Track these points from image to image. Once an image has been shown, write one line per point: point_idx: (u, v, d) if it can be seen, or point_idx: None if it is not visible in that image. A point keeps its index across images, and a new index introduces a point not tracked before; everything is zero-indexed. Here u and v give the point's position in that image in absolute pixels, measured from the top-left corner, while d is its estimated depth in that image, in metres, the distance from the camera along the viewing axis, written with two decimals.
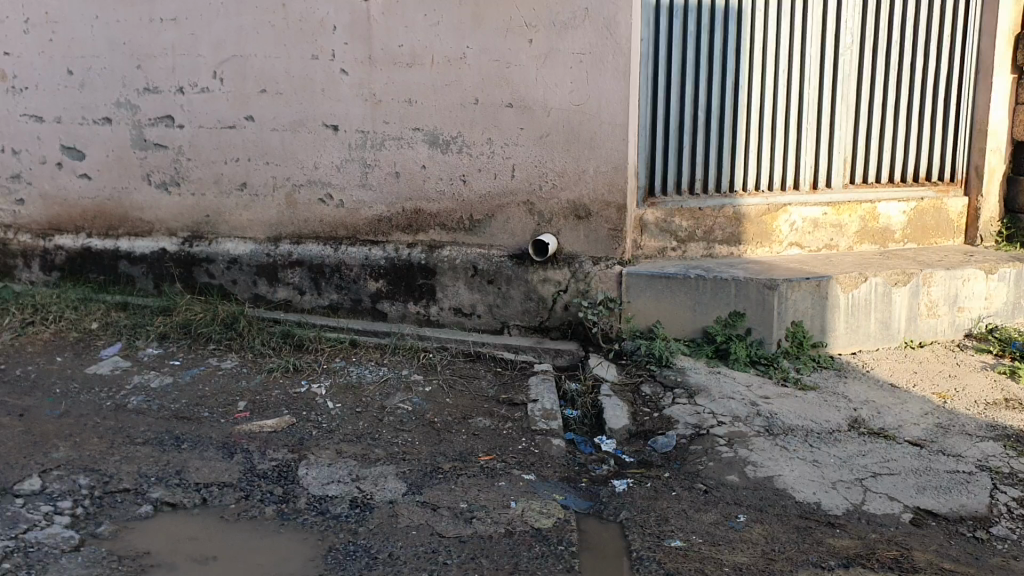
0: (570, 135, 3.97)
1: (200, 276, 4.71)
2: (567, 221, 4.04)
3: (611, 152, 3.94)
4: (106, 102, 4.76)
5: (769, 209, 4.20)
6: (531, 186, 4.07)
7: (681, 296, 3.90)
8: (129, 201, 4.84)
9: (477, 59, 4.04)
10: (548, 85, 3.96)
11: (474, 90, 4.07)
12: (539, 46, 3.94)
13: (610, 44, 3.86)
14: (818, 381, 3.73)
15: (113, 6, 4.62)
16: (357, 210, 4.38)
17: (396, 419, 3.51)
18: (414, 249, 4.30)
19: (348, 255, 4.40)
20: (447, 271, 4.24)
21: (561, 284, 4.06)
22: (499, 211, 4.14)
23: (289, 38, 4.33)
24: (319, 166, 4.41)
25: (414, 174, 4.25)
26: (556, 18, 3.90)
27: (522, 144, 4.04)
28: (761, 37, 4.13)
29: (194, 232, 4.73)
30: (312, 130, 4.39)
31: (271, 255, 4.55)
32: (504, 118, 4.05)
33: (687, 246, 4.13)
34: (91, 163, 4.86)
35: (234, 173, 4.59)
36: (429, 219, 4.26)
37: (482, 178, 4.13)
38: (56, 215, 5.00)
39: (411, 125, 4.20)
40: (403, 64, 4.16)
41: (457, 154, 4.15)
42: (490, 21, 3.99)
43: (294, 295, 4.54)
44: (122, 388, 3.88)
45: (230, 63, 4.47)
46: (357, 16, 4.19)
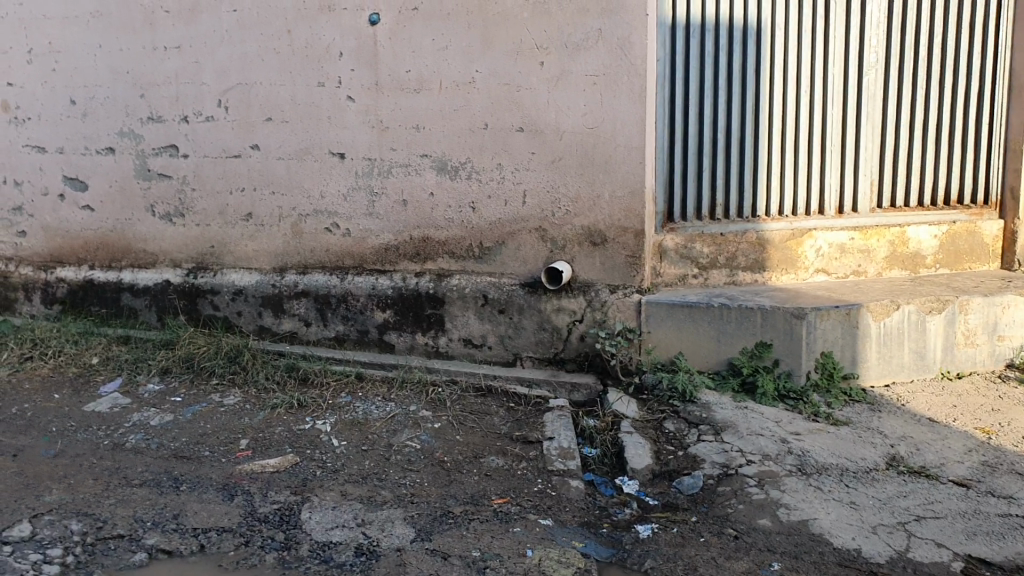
0: (584, 159, 3.81)
1: (204, 307, 4.55)
2: (582, 247, 3.87)
3: (627, 177, 3.76)
4: (108, 132, 4.64)
5: (794, 234, 4.00)
6: (544, 212, 3.90)
7: (704, 326, 3.71)
8: (131, 232, 4.71)
9: (487, 83, 3.89)
10: (561, 108, 3.80)
11: (484, 115, 3.92)
12: (552, 69, 3.79)
13: (625, 65, 3.70)
14: (850, 415, 3.52)
15: (115, 34, 4.51)
16: (364, 239, 4.23)
17: (404, 457, 3.33)
18: (422, 278, 4.14)
19: (355, 284, 4.25)
20: (457, 301, 4.07)
21: (576, 313, 3.88)
22: (511, 238, 3.98)
23: (293, 64, 4.21)
24: (325, 195, 4.27)
25: (423, 202, 4.10)
26: (568, 39, 3.75)
27: (534, 169, 3.88)
28: (783, 55, 3.94)
29: (199, 263, 4.59)
30: (318, 158, 4.25)
31: (276, 286, 4.39)
32: (515, 143, 3.89)
33: (709, 273, 3.93)
34: (93, 194, 4.73)
35: (239, 203, 4.46)
36: (437, 247, 4.11)
37: (493, 206, 3.97)
38: (58, 247, 4.87)
39: (420, 151, 4.05)
40: (411, 89, 4.02)
41: (467, 180, 3.99)
42: (500, 44, 3.84)
43: (299, 326, 4.38)
44: (120, 426, 3.71)
45: (234, 91, 4.35)
46: (363, 41, 4.06)
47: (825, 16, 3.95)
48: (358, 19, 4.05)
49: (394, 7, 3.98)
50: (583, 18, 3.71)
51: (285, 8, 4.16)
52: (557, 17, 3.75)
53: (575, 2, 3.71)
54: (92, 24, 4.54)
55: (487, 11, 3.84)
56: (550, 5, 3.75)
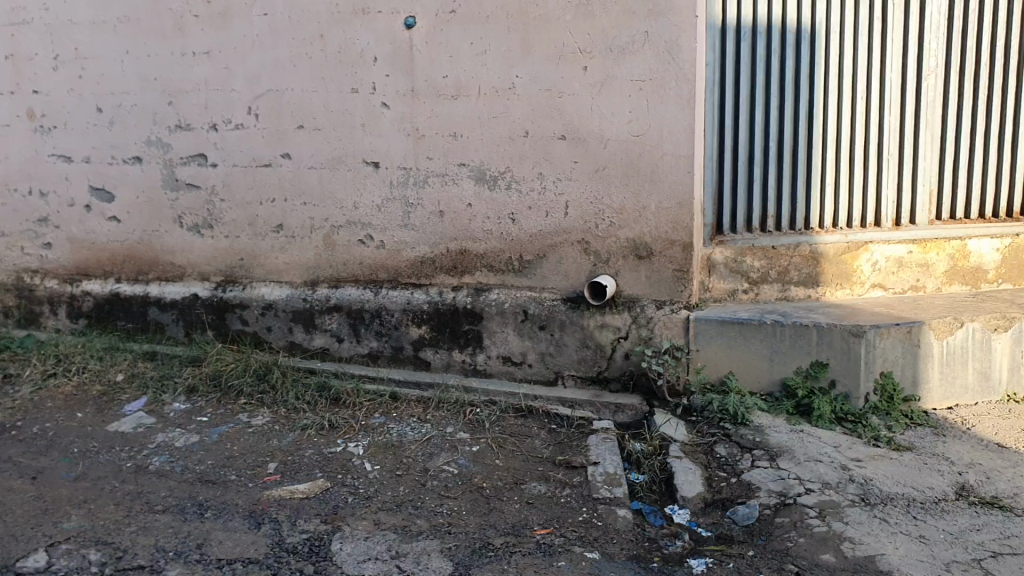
0: (629, 168, 3.63)
1: (233, 322, 4.42)
2: (626, 261, 3.69)
3: (675, 186, 3.57)
4: (136, 141, 4.53)
5: (849, 248, 3.78)
6: (586, 224, 3.73)
7: (756, 344, 3.51)
8: (159, 244, 4.59)
9: (527, 89, 3.73)
10: (605, 115, 3.63)
11: (524, 122, 3.75)
12: (596, 73, 3.62)
13: (673, 70, 3.52)
14: (913, 440, 3.31)
15: (143, 40, 4.40)
16: (399, 251, 4.08)
17: (440, 483, 3.16)
18: (459, 292, 3.98)
19: (389, 299, 4.09)
20: (495, 317, 3.90)
21: (621, 330, 3.70)
22: (552, 251, 3.80)
23: (326, 70, 4.06)
24: (358, 206, 4.12)
25: (459, 213, 3.93)
26: (613, 42, 3.58)
27: (576, 179, 3.71)
28: (838, 60, 3.74)
29: (228, 276, 4.46)
30: (351, 167, 4.10)
31: (307, 300, 4.25)
32: (557, 151, 3.72)
33: (760, 288, 3.75)
34: (120, 205, 4.63)
35: (269, 214, 4.32)
36: (475, 260, 3.94)
37: (533, 217, 3.81)
38: (85, 259, 4.77)
39: (457, 160, 3.89)
40: (448, 95, 3.86)
41: (506, 190, 3.83)
42: (541, 48, 3.68)
43: (331, 342, 4.23)
44: (145, 448, 3.57)
45: (265, 98, 4.21)
46: (398, 46, 3.91)
47: (882, 19, 3.75)
48: (393, 23, 3.90)
49: (431, 10, 3.82)
50: (630, 20, 3.54)
51: (318, 12, 4.02)
52: (601, 19, 3.58)
53: (620, 4, 3.54)
54: (120, 30, 4.44)
55: (527, 13, 3.68)
56: (594, 7, 3.58)
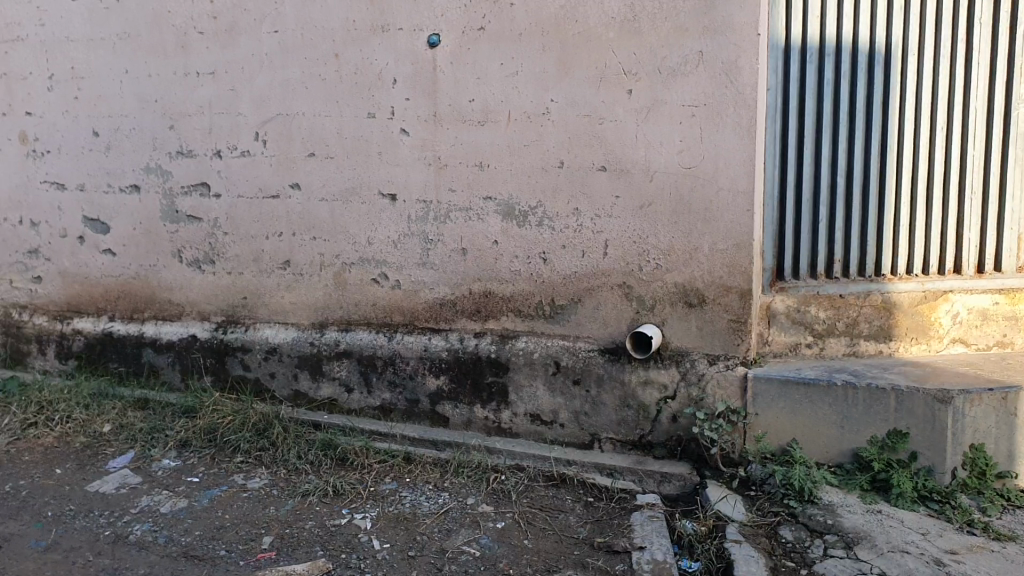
0: (678, 204, 3.21)
1: (233, 367, 4.00)
2: (674, 309, 3.26)
3: (731, 226, 3.15)
4: (133, 167, 4.16)
5: (926, 297, 3.33)
6: (629, 266, 3.30)
7: (824, 409, 3.06)
8: (155, 280, 4.20)
9: (564, 114, 3.32)
10: (653, 146, 3.22)
11: (558, 151, 3.35)
12: (642, 97, 3.21)
13: (729, 93, 3.11)
14: (1013, 527, 2.83)
15: (144, 58, 4.04)
16: (416, 293, 3.66)
17: (460, 568, 2.72)
18: (483, 339, 3.55)
19: (405, 344, 3.67)
20: (523, 368, 3.46)
21: (667, 389, 3.26)
22: (588, 295, 3.37)
23: (341, 93, 3.68)
24: (373, 241, 3.71)
25: (485, 251, 3.52)
26: (662, 62, 3.17)
27: (618, 215, 3.29)
28: (915, 86, 3.30)
29: (229, 316, 4.05)
30: (366, 199, 3.70)
31: (315, 344, 3.83)
32: (596, 184, 3.31)
33: (826, 341, 3.32)
34: (116, 237, 4.25)
35: (276, 249, 3.92)
36: (502, 304, 3.52)
37: (568, 257, 3.38)
38: (77, 295, 4.39)
39: (483, 192, 3.48)
40: (475, 121, 3.46)
41: (538, 227, 3.41)
42: (580, 69, 3.28)
43: (340, 392, 3.80)
44: (126, 513, 3.15)
45: (274, 122, 3.83)
46: (421, 66, 3.52)
47: (966, 40, 3.30)
48: (415, 41, 3.51)
49: (458, 26, 3.43)
50: (681, 38, 3.13)
51: (332, 27, 3.64)
52: (649, 37, 3.17)
53: (671, 20, 3.14)
54: (119, 48, 4.08)
55: (566, 30, 3.28)
56: (641, 23, 3.18)
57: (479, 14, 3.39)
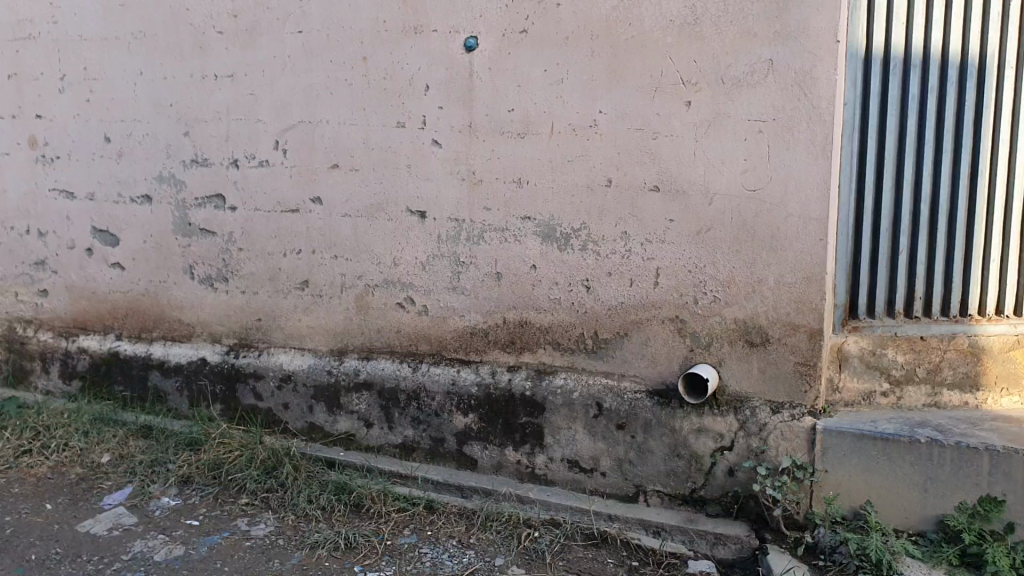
0: (740, 230, 2.85)
1: (245, 395, 3.69)
2: (734, 349, 2.90)
3: (801, 257, 2.79)
4: (146, 176, 3.87)
5: (1019, 342, 2.94)
6: (683, 298, 2.95)
7: (905, 469, 2.68)
8: (166, 298, 3.90)
9: (613, 127, 2.98)
10: (713, 164, 2.87)
11: (606, 168, 3.00)
12: (702, 110, 2.87)
13: (802, 108, 2.75)
14: None
15: (160, 59, 3.75)
16: (444, 320, 3.33)
17: None
18: (517, 374, 3.21)
19: (430, 377, 3.33)
20: (560, 409, 3.11)
21: (724, 438, 2.90)
22: (636, 330, 3.02)
23: (368, 99, 3.36)
24: (399, 262, 3.39)
25: (522, 277, 3.18)
26: (726, 71, 2.82)
27: (671, 241, 2.94)
28: (1014, 102, 2.87)
29: (242, 339, 3.75)
30: (392, 216, 3.38)
31: (333, 373, 3.51)
32: (648, 206, 2.96)
33: (904, 389, 2.93)
34: (126, 250, 3.96)
35: (294, 268, 3.60)
36: (538, 335, 3.18)
37: (614, 286, 3.04)
38: (83, 310, 4.11)
39: (520, 212, 3.15)
40: (514, 134, 3.13)
41: (581, 252, 3.07)
42: (633, 77, 2.94)
43: (358, 427, 3.47)
44: (116, 560, 2.83)
45: (295, 130, 3.52)
46: (456, 71, 3.19)
47: None
48: (450, 43, 3.19)
49: (498, 28, 3.10)
50: (748, 44, 2.78)
51: (360, 28, 3.33)
52: (712, 43, 2.83)
53: (737, 23, 2.79)
54: (134, 48, 3.80)
55: (618, 34, 2.94)
56: (704, 27, 2.83)
57: (521, 16, 3.06)
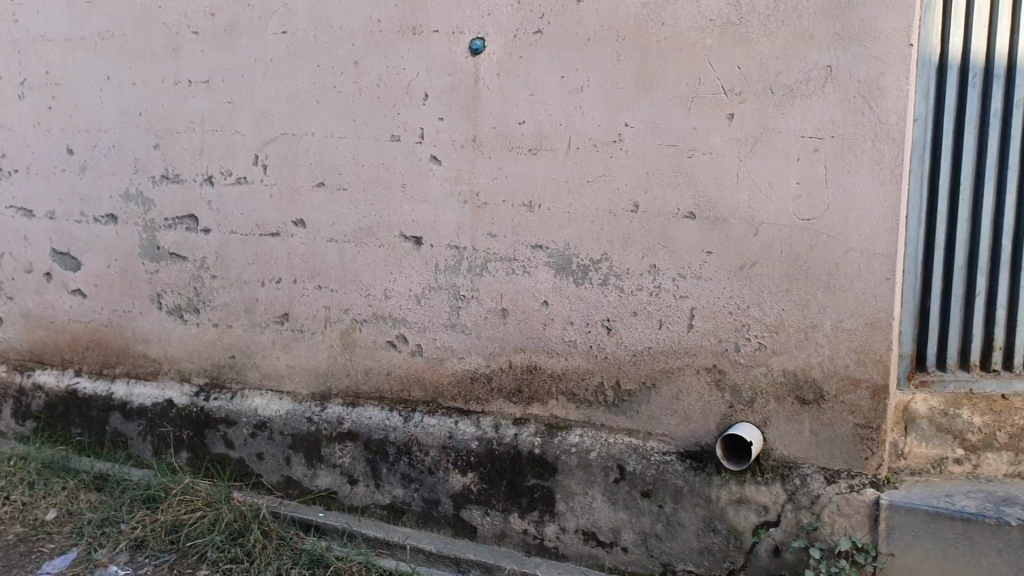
0: (791, 266, 2.43)
1: (214, 444, 3.25)
2: (782, 406, 2.47)
3: (862, 299, 2.36)
4: (112, 193, 3.46)
5: None
6: (721, 344, 2.52)
7: (990, 558, 2.22)
8: (130, 330, 3.47)
9: (642, 144, 2.56)
10: (759, 188, 2.45)
11: (633, 191, 2.58)
12: (746, 124, 2.44)
13: (866, 122, 2.32)
14: None
15: (129, 62, 3.35)
16: (442, 362, 2.90)
17: None
18: (525, 428, 2.77)
19: (424, 429, 2.89)
20: (575, 471, 2.68)
21: (768, 512, 2.47)
22: (665, 380, 2.59)
23: (359, 108, 2.94)
24: (390, 294, 2.96)
25: (532, 316, 2.74)
26: (776, 80, 2.40)
27: (709, 278, 2.52)
28: None
29: (214, 379, 3.31)
30: (384, 242, 2.95)
31: (313, 421, 3.07)
32: (681, 236, 2.53)
33: (982, 455, 2.46)
34: (88, 276, 3.54)
35: (273, 299, 3.17)
36: (550, 383, 2.74)
37: (640, 327, 2.61)
38: (40, 342, 3.68)
39: (531, 240, 2.72)
40: (525, 149, 2.71)
41: (601, 287, 2.64)
42: (665, 85, 2.52)
43: (341, 483, 3.03)
44: None
45: (277, 143, 3.10)
46: (459, 77, 2.77)
47: None
48: (453, 46, 2.77)
49: (509, 28, 2.69)
50: (803, 48, 2.36)
51: (352, 28, 2.91)
52: (760, 46, 2.41)
53: (791, 24, 2.37)
54: (101, 50, 3.40)
55: (648, 36, 2.52)
56: (750, 28, 2.41)
57: (536, 14, 2.65)
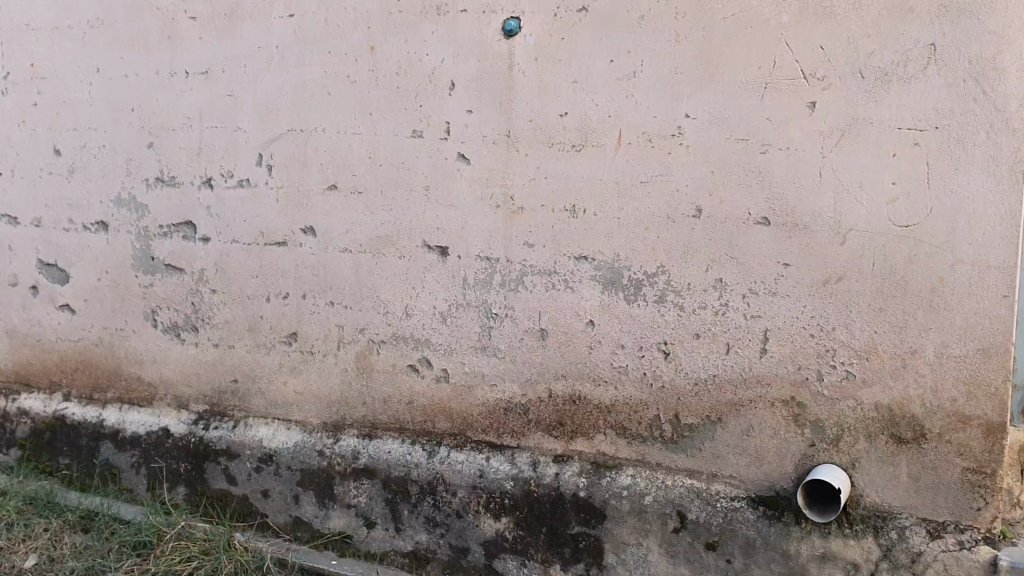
0: (885, 280, 2.05)
1: (215, 479, 2.90)
2: (873, 447, 2.10)
3: (973, 321, 1.98)
4: (102, 198, 3.11)
5: None
6: (800, 372, 2.15)
7: None
8: (123, 349, 3.13)
9: (704, 139, 2.19)
10: (847, 189, 2.07)
11: (694, 194, 2.22)
12: (830, 114, 2.07)
13: (979, 111, 1.94)
14: None
15: (120, 52, 3.00)
16: (472, 390, 2.54)
17: None
18: (568, 467, 2.40)
19: (451, 467, 2.53)
20: (627, 519, 2.31)
21: (858, 570, 2.11)
22: (734, 414, 2.23)
23: (376, 101, 2.58)
24: (412, 312, 2.60)
25: (576, 338, 2.39)
26: (868, 61, 2.02)
27: (786, 295, 2.15)
28: None
29: (216, 406, 2.97)
30: (405, 253, 2.59)
31: (325, 455, 2.71)
32: (753, 245, 2.17)
33: None
34: (77, 289, 3.20)
35: (280, 317, 2.82)
36: (598, 416, 2.38)
37: (703, 353, 2.25)
38: (26, 362, 3.34)
39: (574, 250, 2.36)
40: (567, 146, 2.35)
41: (657, 305, 2.28)
42: (733, 69, 2.15)
43: (356, 526, 2.67)
44: None
45: (283, 141, 2.75)
46: (490, 64, 2.42)
47: None
48: (484, 27, 2.41)
49: (549, 5, 2.32)
50: (901, 22, 1.98)
51: (367, 9, 2.55)
52: (847, 21, 2.03)
53: None
54: (90, 39, 3.05)
55: (713, 12, 2.15)
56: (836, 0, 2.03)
57: None
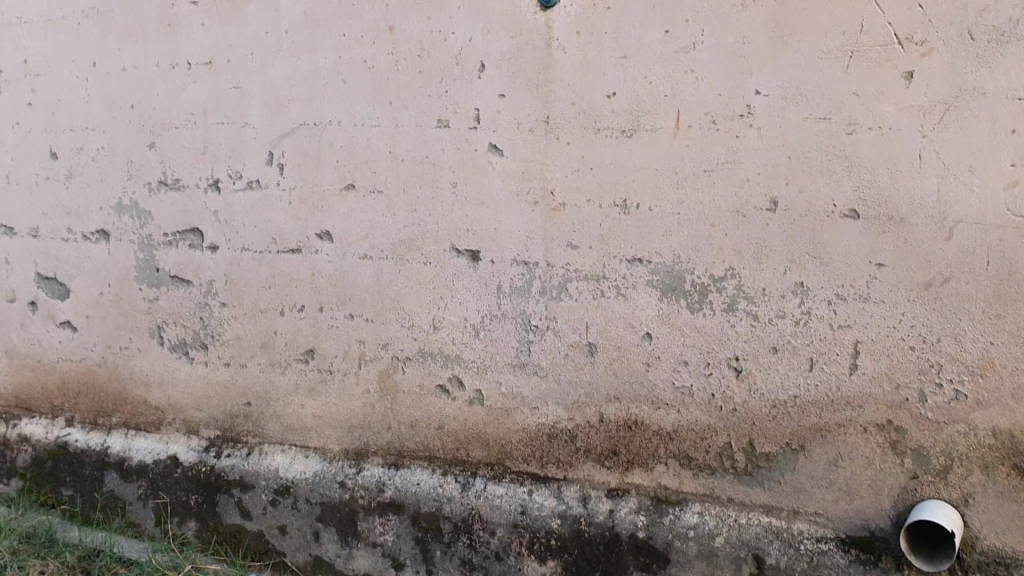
0: (1004, 281, 1.72)
1: (227, 513, 2.60)
2: (992, 480, 1.75)
3: None
4: (102, 204, 2.84)
5: None
6: (899, 392, 1.82)
7: None
8: (128, 370, 2.86)
9: (779, 119, 1.87)
10: (954, 174, 1.73)
11: (768, 183, 1.89)
12: (933, 85, 1.73)
13: None
14: None
15: (117, 43, 2.72)
16: (510, 413, 2.23)
17: None
18: (624, 503, 2.08)
19: (489, 502, 2.21)
20: (694, 564, 1.99)
21: None
22: (819, 441, 1.90)
23: (396, 87, 2.28)
24: (441, 324, 2.30)
25: (630, 353, 2.07)
26: (979, 19, 1.68)
27: (880, 300, 1.82)
28: None
29: (228, 432, 2.68)
30: (431, 258, 2.29)
31: (347, 487, 2.41)
32: (840, 243, 1.84)
33: None
34: (78, 305, 2.93)
35: (295, 332, 2.53)
36: (658, 443, 2.06)
37: (781, 369, 1.92)
38: (26, 384, 3.08)
39: (626, 252, 2.05)
40: (616, 131, 2.03)
41: (725, 315, 1.96)
42: (812, 35, 1.82)
43: (383, 567, 2.37)
44: None
45: (295, 135, 2.45)
46: (525, 40, 2.10)
47: None
48: None
49: None
50: None
51: None
52: None
53: None
54: (85, 31, 2.78)
55: None
56: None
57: None
